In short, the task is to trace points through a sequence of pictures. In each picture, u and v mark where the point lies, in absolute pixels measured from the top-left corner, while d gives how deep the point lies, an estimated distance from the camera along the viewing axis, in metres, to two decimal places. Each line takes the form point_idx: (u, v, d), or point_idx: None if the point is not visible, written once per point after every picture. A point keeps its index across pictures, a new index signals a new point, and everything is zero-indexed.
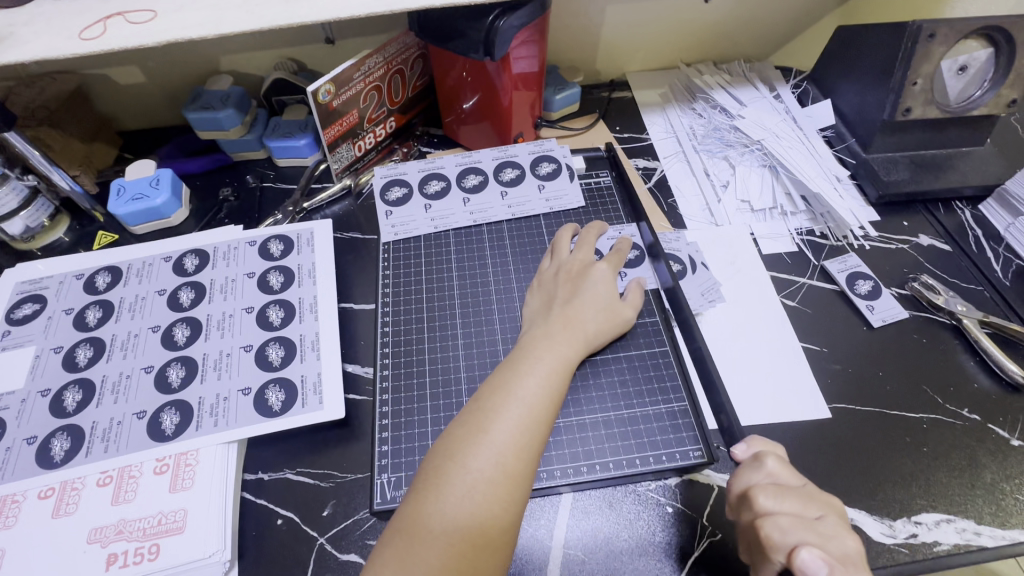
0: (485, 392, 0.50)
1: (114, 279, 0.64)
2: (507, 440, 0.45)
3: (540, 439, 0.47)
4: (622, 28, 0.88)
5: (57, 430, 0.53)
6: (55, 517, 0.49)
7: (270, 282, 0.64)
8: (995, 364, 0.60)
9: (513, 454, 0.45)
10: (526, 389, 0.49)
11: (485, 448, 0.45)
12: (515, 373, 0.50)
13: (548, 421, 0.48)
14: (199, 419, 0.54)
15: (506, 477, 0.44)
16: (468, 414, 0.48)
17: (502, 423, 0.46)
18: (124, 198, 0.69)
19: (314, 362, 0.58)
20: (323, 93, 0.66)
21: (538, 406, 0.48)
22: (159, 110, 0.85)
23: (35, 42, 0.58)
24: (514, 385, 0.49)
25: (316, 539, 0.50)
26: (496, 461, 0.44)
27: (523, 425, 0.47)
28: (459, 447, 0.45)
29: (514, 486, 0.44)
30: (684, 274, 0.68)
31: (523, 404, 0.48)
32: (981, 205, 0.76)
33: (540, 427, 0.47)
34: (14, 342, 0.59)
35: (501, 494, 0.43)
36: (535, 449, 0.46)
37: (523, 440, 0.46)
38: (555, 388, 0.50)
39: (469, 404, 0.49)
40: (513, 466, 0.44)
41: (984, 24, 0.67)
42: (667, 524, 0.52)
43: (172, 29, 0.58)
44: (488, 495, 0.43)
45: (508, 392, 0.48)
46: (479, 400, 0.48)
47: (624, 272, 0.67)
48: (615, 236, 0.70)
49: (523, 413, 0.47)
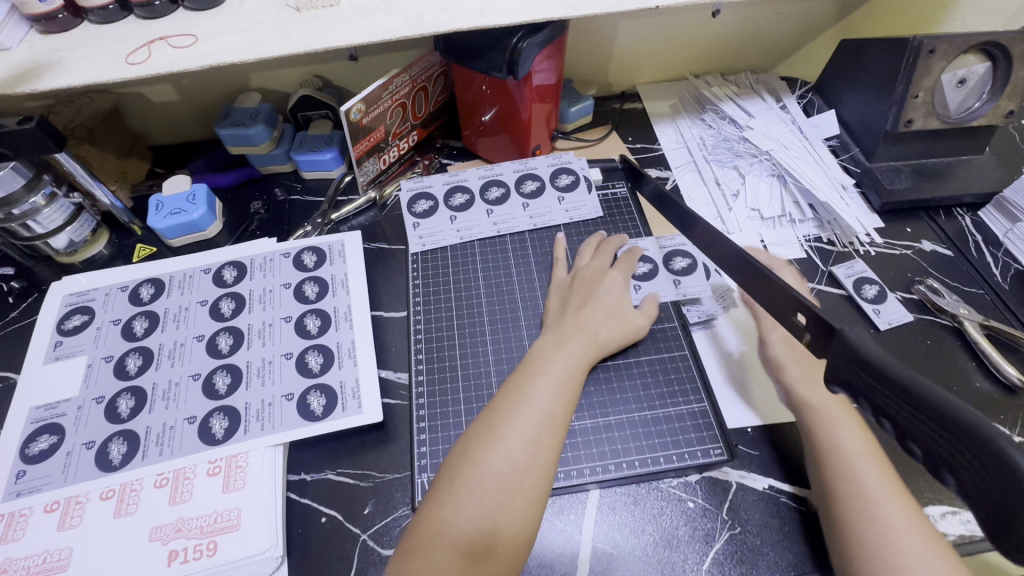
0: (501, 396, 0.54)
1: (157, 291, 0.67)
2: (519, 437, 0.50)
3: (553, 437, 0.51)
4: (633, 43, 0.91)
5: (113, 435, 0.56)
6: (117, 517, 0.52)
7: (306, 292, 0.67)
8: (993, 364, 0.64)
9: (526, 450, 0.49)
10: (537, 391, 0.53)
11: (499, 444, 0.49)
12: (528, 375, 0.55)
13: (562, 419, 0.52)
14: (246, 424, 0.57)
15: (518, 471, 0.48)
16: (483, 417, 0.53)
17: (516, 421, 0.51)
18: (163, 213, 0.73)
19: (351, 368, 0.62)
20: (354, 112, 0.69)
21: (551, 405, 0.53)
22: (188, 125, 0.88)
23: (85, 67, 0.61)
24: (526, 388, 0.54)
25: (359, 535, 0.54)
26: (509, 456, 0.49)
27: (535, 425, 0.51)
28: (475, 443, 0.50)
29: (525, 479, 0.48)
30: (694, 268, 0.71)
31: (534, 405, 0.52)
32: (980, 212, 0.79)
33: (553, 424, 0.52)
34: (67, 352, 0.62)
35: (514, 486, 0.48)
36: (549, 445, 0.50)
37: (534, 437, 0.50)
38: (567, 388, 0.55)
39: (487, 407, 0.54)
40: (525, 461, 0.49)
41: (981, 40, 0.70)
42: (689, 518, 0.55)
43: (215, 53, 0.62)
44: (499, 486, 0.47)
45: (521, 394, 0.53)
46: (496, 403, 0.53)
47: (677, 279, 0.70)
48: (666, 247, 0.73)
49: (535, 413, 0.52)
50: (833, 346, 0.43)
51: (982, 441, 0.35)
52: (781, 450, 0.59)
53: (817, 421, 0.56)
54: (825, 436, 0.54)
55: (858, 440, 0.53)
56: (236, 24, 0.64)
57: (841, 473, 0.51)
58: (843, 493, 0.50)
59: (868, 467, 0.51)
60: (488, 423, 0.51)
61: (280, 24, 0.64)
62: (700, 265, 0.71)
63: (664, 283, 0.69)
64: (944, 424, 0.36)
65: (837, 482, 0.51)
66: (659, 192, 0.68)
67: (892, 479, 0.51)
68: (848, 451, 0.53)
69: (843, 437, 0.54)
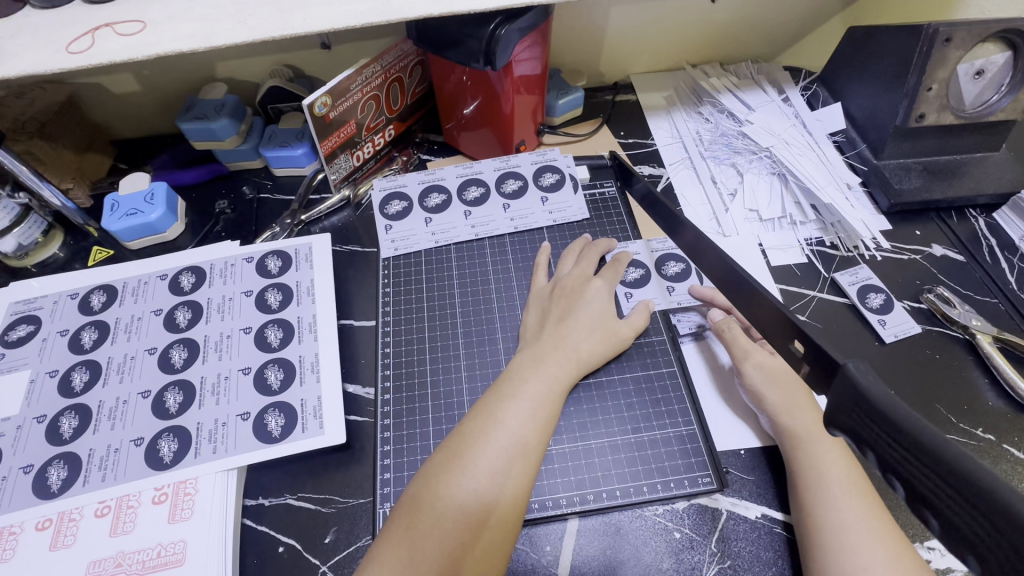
0: (469, 419, 0.50)
1: (109, 299, 0.63)
2: (486, 466, 0.46)
3: (526, 466, 0.47)
4: (626, 30, 0.85)
5: (53, 459, 0.52)
6: (53, 550, 0.48)
7: (268, 300, 0.63)
8: (1006, 382, 0.58)
9: (493, 481, 0.45)
10: (509, 416, 0.49)
11: (464, 475, 0.45)
12: (500, 397, 0.51)
13: (536, 446, 0.48)
14: (198, 446, 0.53)
15: (482, 505, 0.44)
16: (449, 442, 0.48)
17: (484, 448, 0.46)
18: (118, 213, 0.68)
19: (313, 385, 0.57)
20: (319, 105, 0.64)
21: (523, 431, 0.48)
22: (152, 118, 0.83)
23: (21, 57, 0.54)
24: (497, 410, 0.49)
25: (318, 567, 0.49)
26: (473, 488, 0.45)
27: (505, 452, 0.47)
28: (438, 471, 0.46)
29: (490, 514, 0.44)
30: (688, 275, 0.66)
31: (506, 432, 0.48)
32: (995, 214, 0.73)
33: (525, 452, 0.47)
34: (9, 366, 0.58)
35: (479, 520, 0.44)
36: (519, 476, 0.46)
37: (503, 467, 0.46)
38: (542, 412, 0.50)
39: (455, 430, 0.50)
40: (492, 494, 0.45)
41: (1002, 27, 0.64)
42: (675, 551, 0.50)
43: (162, 42, 0.55)
44: (460, 521, 0.43)
45: (491, 416, 0.49)
46: (463, 427, 0.49)
47: (670, 286, 0.65)
48: (659, 250, 0.69)
49: (506, 440, 0.47)
50: (835, 384, 0.38)
51: (992, 500, 0.29)
52: (778, 475, 0.54)
53: (796, 445, 0.51)
54: (808, 465, 0.50)
55: (841, 468, 0.49)
56: (188, 9, 0.57)
57: (821, 506, 0.47)
58: (824, 534, 0.46)
59: (852, 499, 0.47)
60: (454, 448, 0.47)
61: (236, 9, 0.57)
62: (694, 271, 0.67)
63: (656, 290, 0.65)
64: (948, 476, 0.30)
65: (817, 515, 0.47)
66: (648, 192, 0.63)
67: (879, 512, 0.47)
68: (831, 484, 0.48)
69: (825, 466, 0.49)
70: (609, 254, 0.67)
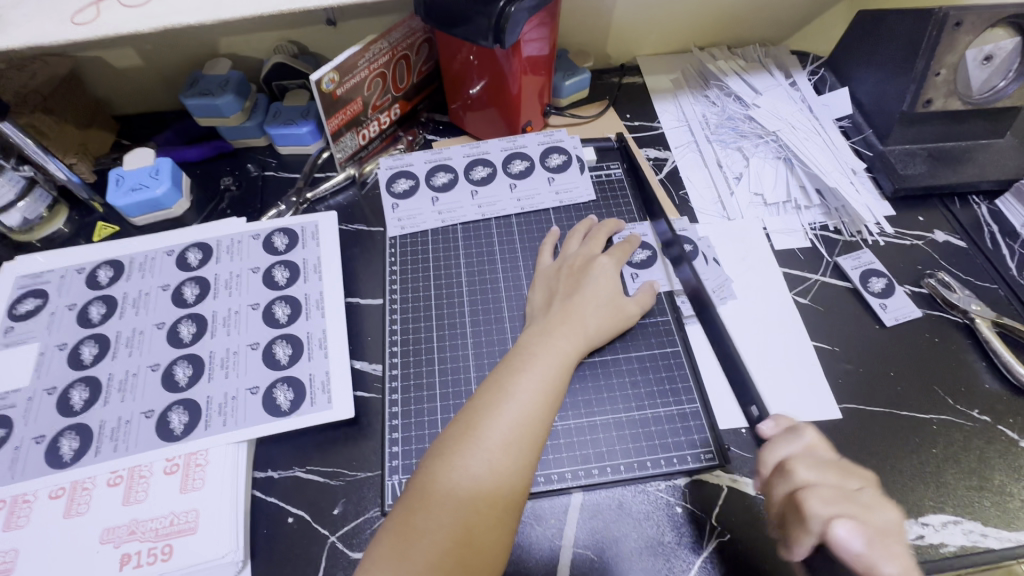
0: (482, 392, 0.50)
1: (116, 274, 0.63)
2: (498, 439, 0.46)
3: (536, 438, 0.48)
4: (634, 11, 0.84)
5: (64, 429, 0.53)
6: (67, 517, 0.49)
7: (275, 277, 0.63)
8: (1004, 365, 0.59)
9: (505, 454, 0.46)
10: (522, 388, 0.50)
11: (476, 448, 0.46)
12: (511, 371, 0.51)
13: (545, 420, 0.49)
14: (208, 419, 0.54)
15: (495, 477, 0.45)
16: (463, 415, 0.48)
17: (497, 420, 0.47)
18: (123, 188, 0.68)
19: (321, 360, 0.58)
20: (326, 82, 0.64)
21: (533, 404, 0.49)
22: (156, 95, 0.82)
23: (25, 26, 0.53)
24: (508, 384, 0.50)
25: (327, 537, 0.50)
26: (486, 461, 0.45)
27: (516, 424, 0.47)
28: (452, 443, 0.46)
29: (504, 486, 0.45)
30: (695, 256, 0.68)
31: (519, 403, 0.48)
32: (998, 200, 0.74)
33: (535, 426, 0.48)
34: (17, 339, 0.58)
35: (492, 490, 0.45)
36: (529, 449, 0.47)
37: (515, 440, 0.47)
38: (551, 386, 0.51)
39: (467, 403, 0.50)
40: (505, 466, 0.45)
41: (1014, 12, 0.64)
42: (676, 525, 0.52)
43: (167, 13, 0.54)
44: (474, 492, 0.44)
45: (502, 390, 0.49)
46: (476, 400, 0.49)
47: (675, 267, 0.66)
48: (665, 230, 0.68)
49: (517, 413, 0.48)
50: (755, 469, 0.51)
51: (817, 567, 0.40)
52: None
53: None
54: None
55: None
56: None
57: None
58: None
59: None
60: (467, 420, 0.47)
61: None
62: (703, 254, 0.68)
63: (661, 272, 0.66)
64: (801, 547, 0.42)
65: None
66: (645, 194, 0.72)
67: None
68: None
69: None
70: (616, 235, 0.68)
